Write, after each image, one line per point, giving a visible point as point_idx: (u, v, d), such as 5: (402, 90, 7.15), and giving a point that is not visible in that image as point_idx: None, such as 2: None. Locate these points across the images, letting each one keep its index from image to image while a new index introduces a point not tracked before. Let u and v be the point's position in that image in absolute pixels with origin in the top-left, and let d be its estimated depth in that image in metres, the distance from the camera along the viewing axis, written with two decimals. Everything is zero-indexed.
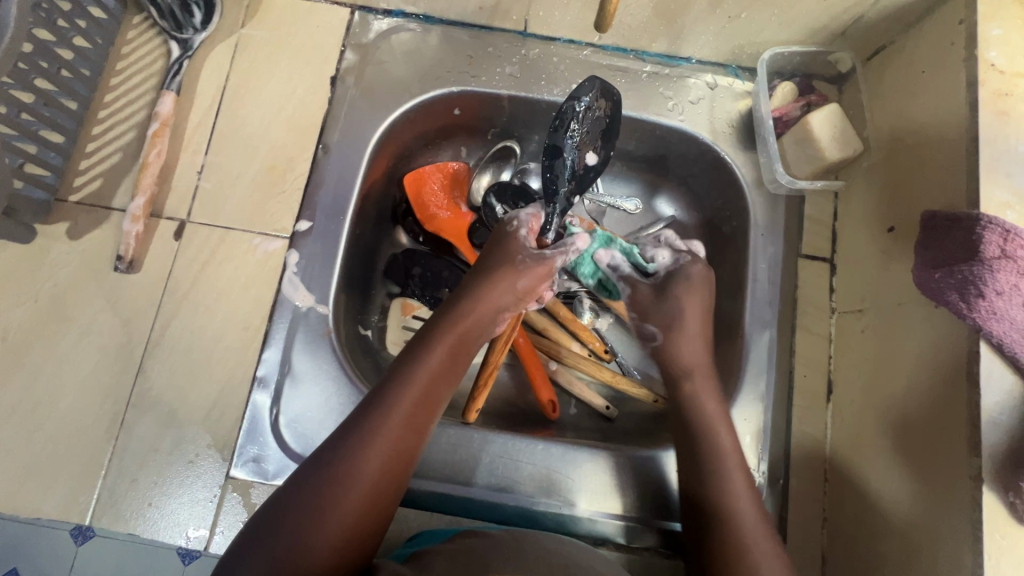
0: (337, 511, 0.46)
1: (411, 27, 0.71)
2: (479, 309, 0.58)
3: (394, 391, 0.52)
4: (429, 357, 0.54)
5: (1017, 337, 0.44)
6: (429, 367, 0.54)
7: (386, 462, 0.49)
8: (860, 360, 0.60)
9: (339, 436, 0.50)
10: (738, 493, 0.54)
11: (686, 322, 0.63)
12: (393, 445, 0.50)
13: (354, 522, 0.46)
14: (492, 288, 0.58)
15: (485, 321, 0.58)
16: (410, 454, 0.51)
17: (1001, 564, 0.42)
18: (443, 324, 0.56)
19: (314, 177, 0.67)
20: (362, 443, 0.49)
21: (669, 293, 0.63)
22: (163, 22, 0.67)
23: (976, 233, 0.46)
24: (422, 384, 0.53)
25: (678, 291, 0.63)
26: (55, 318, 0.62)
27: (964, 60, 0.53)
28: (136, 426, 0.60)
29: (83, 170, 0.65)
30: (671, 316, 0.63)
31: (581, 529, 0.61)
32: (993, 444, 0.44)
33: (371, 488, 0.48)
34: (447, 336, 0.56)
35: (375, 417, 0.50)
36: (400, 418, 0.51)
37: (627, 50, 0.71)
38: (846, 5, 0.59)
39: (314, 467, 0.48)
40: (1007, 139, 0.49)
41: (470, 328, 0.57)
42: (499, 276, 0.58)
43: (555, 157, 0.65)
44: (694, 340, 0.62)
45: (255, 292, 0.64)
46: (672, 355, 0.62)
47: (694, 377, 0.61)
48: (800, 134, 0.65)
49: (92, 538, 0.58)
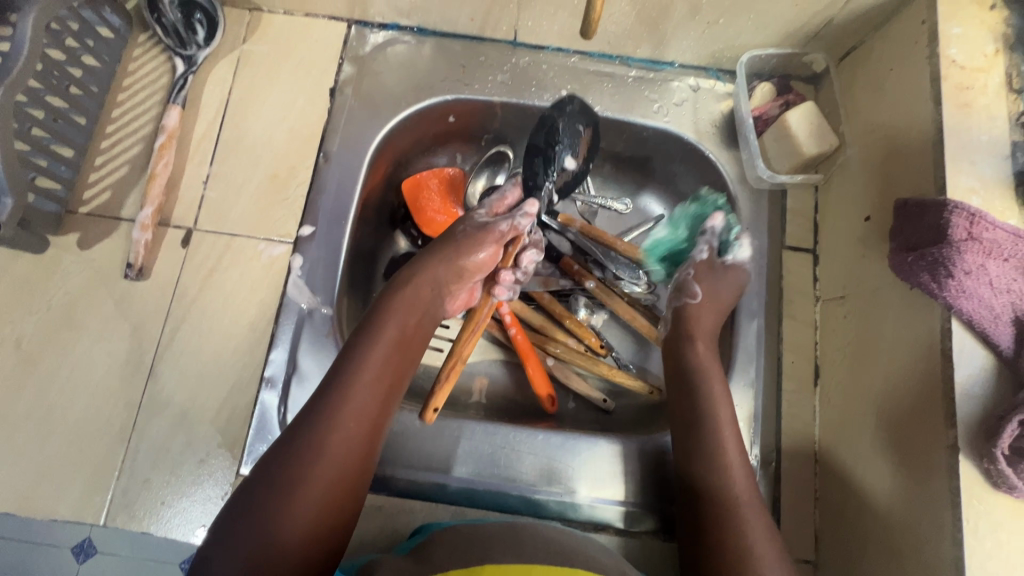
0: (303, 485, 0.48)
1: (406, 39, 0.74)
2: (422, 287, 0.62)
3: (354, 358, 0.55)
4: (378, 334, 0.58)
5: (984, 313, 0.47)
6: (378, 344, 0.57)
7: (345, 437, 0.51)
8: (844, 344, 0.62)
9: (300, 418, 0.52)
10: (733, 464, 0.56)
11: (724, 299, 0.66)
12: (351, 418, 0.52)
13: (323, 496, 0.48)
14: (436, 267, 0.62)
15: (428, 297, 0.62)
16: (370, 427, 0.53)
17: (978, 525, 0.45)
18: (387, 304, 0.60)
19: (316, 183, 0.69)
20: (319, 419, 0.51)
21: (721, 277, 0.67)
22: (168, 39, 0.70)
23: (944, 217, 0.49)
24: (373, 359, 0.56)
25: (728, 278, 0.67)
26: (67, 325, 0.64)
27: (927, 58, 0.56)
28: (148, 428, 0.62)
29: (92, 182, 0.67)
30: (722, 291, 0.66)
31: (582, 515, 0.63)
32: (967, 413, 0.47)
33: (336, 463, 0.50)
34: (394, 314, 0.60)
35: (338, 385, 0.53)
36: (352, 392, 0.53)
37: (613, 56, 0.74)
38: (817, 8, 0.62)
39: (282, 450, 0.50)
40: (969, 130, 0.53)
41: (416, 305, 0.61)
42: (439, 255, 0.63)
43: (537, 156, 0.72)
44: (712, 312, 0.66)
45: (261, 296, 0.66)
46: (695, 318, 0.65)
47: (697, 342, 0.64)
48: (779, 131, 0.68)
49: (93, 555, 0.63)
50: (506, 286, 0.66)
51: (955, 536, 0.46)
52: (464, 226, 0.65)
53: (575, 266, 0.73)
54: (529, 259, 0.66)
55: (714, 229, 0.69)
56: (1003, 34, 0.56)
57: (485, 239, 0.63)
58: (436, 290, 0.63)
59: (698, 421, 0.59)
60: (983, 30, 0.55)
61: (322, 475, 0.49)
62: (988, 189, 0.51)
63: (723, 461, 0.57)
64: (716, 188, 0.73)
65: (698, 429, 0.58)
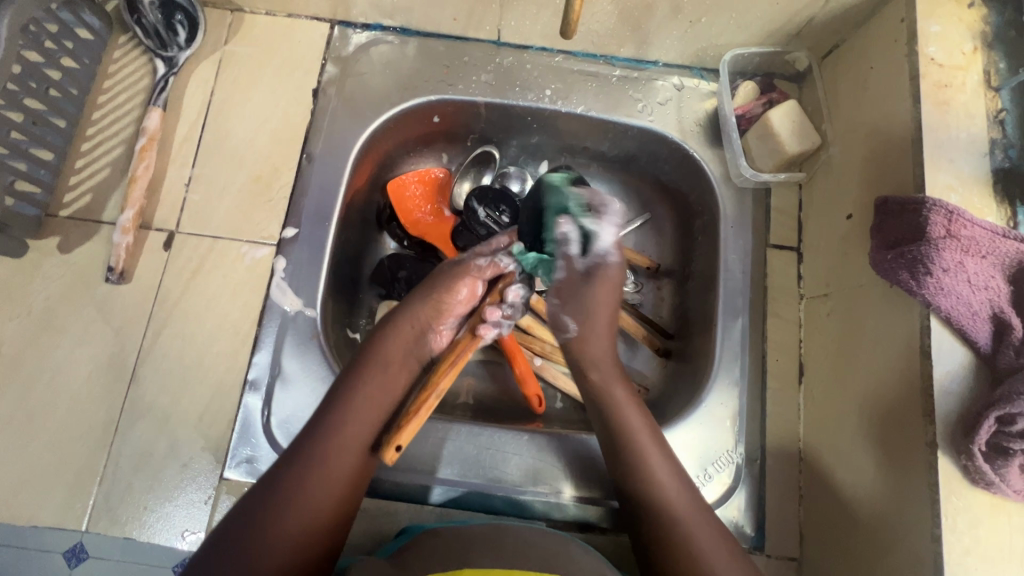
0: (276, 535, 0.48)
1: (389, 40, 0.73)
2: (405, 330, 0.60)
3: (335, 409, 0.54)
4: (359, 380, 0.56)
5: (962, 310, 0.48)
6: (359, 392, 0.55)
7: (321, 488, 0.50)
8: (827, 342, 0.63)
9: (279, 465, 0.52)
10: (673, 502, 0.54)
11: (601, 315, 0.61)
12: (327, 469, 0.51)
13: (297, 545, 0.48)
14: (417, 307, 0.60)
15: (411, 340, 0.59)
16: (348, 477, 0.52)
17: (957, 522, 0.45)
18: (370, 348, 0.59)
19: (299, 185, 0.69)
20: (296, 467, 0.51)
21: (595, 287, 0.60)
22: (149, 41, 0.70)
23: (923, 215, 0.49)
24: (353, 408, 0.54)
25: (601, 284, 0.60)
26: (48, 330, 0.63)
27: (907, 56, 0.56)
28: (131, 433, 0.61)
29: (72, 185, 0.67)
30: (593, 307, 0.61)
31: (567, 514, 0.63)
32: (946, 411, 0.47)
33: (311, 511, 0.49)
34: (376, 360, 0.58)
35: (317, 436, 0.53)
36: (330, 440, 0.53)
37: (597, 55, 0.74)
38: (798, 7, 0.63)
39: (259, 495, 0.50)
40: (948, 127, 0.53)
41: (399, 348, 0.59)
42: (420, 295, 0.61)
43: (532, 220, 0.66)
44: (602, 339, 0.62)
45: (244, 298, 0.66)
46: (586, 345, 0.62)
47: (600, 368, 0.61)
48: (762, 130, 0.69)
49: (85, 560, 0.59)
50: (492, 323, 0.60)
51: (934, 532, 0.46)
52: (447, 263, 0.63)
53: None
54: (514, 294, 0.62)
55: (565, 231, 0.59)
56: (981, 32, 0.56)
57: (463, 275, 0.61)
58: (420, 332, 0.60)
59: (622, 447, 0.57)
60: (961, 28, 0.56)
61: (297, 520, 0.49)
62: (966, 187, 0.52)
63: (658, 492, 0.54)
64: (701, 187, 0.73)
65: (623, 454, 0.56)
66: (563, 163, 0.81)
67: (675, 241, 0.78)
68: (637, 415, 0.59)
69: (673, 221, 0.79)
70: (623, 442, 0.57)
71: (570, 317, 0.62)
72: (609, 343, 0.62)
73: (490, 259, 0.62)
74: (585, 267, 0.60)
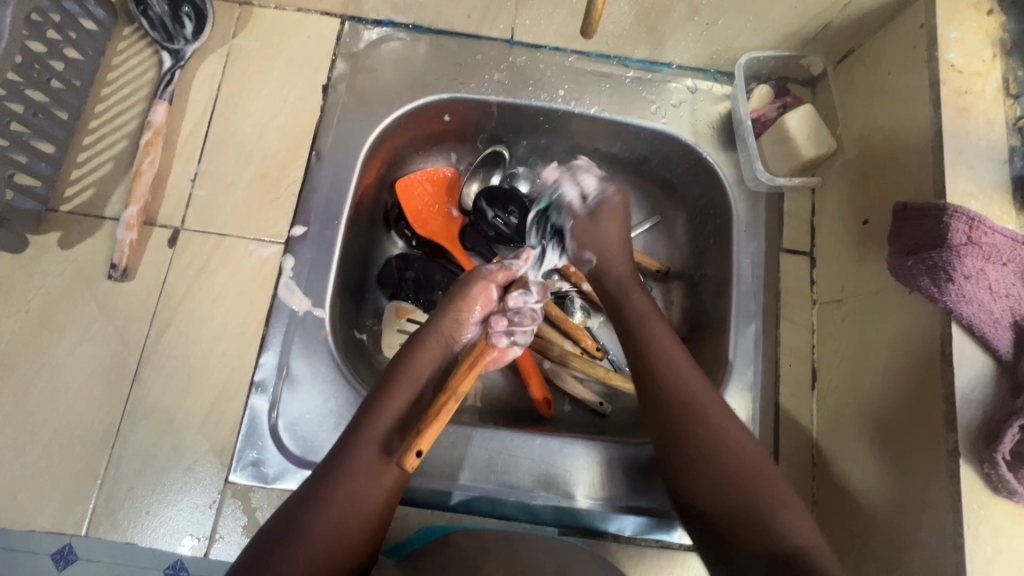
0: (308, 543, 0.48)
1: (401, 36, 0.72)
2: (431, 344, 0.59)
3: (359, 424, 0.54)
4: (386, 398, 0.56)
5: (984, 317, 0.47)
6: (386, 410, 0.55)
7: (347, 502, 0.50)
8: (841, 347, 0.62)
9: (314, 480, 0.52)
10: (742, 465, 0.53)
11: (612, 237, 0.67)
12: (354, 484, 0.51)
13: (330, 554, 0.48)
14: (438, 319, 0.60)
15: (437, 353, 0.59)
16: (377, 489, 0.51)
17: (979, 530, 0.45)
18: (399, 367, 0.58)
19: (308, 182, 0.67)
20: (329, 481, 0.51)
21: (602, 219, 0.68)
22: (154, 33, 0.68)
23: (944, 221, 0.49)
24: (381, 424, 0.54)
25: (607, 216, 0.68)
26: (47, 327, 0.61)
27: (927, 61, 0.56)
28: (132, 435, 0.59)
29: (74, 180, 0.65)
30: (603, 239, 0.67)
31: (579, 520, 0.62)
32: (967, 418, 0.47)
33: (340, 525, 0.49)
34: (403, 375, 0.57)
35: (345, 451, 0.53)
36: (361, 457, 0.52)
37: (611, 56, 0.73)
38: (816, 10, 0.62)
39: (295, 506, 0.50)
40: (968, 134, 0.53)
41: (427, 364, 0.58)
42: (444, 308, 0.61)
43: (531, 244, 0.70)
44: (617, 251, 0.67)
45: (251, 297, 0.64)
46: (608, 267, 0.66)
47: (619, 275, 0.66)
48: (777, 134, 0.68)
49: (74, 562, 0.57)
50: (502, 332, 0.58)
51: (956, 541, 0.45)
52: (462, 276, 0.63)
53: (570, 269, 0.74)
54: (518, 300, 0.60)
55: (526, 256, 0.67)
56: (1000, 39, 0.56)
57: (477, 281, 0.61)
58: (445, 347, 0.60)
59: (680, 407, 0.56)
60: (980, 34, 0.56)
61: (326, 531, 0.49)
62: (986, 194, 0.52)
63: (720, 458, 0.53)
64: (714, 190, 0.73)
65: (682, 423, 0.55)
66: (574, 164, 0.80)
67: (687, 244, 0.78)
68: (678, 352, 0.60)
69: (684, 224, 0.78)
70: (664, 384, 0.57)
71: (589, 249, 0.67)
72: (626, 252, 0.68)
73: (504, 263, 0.63)
74: (588, 205, 0.69)
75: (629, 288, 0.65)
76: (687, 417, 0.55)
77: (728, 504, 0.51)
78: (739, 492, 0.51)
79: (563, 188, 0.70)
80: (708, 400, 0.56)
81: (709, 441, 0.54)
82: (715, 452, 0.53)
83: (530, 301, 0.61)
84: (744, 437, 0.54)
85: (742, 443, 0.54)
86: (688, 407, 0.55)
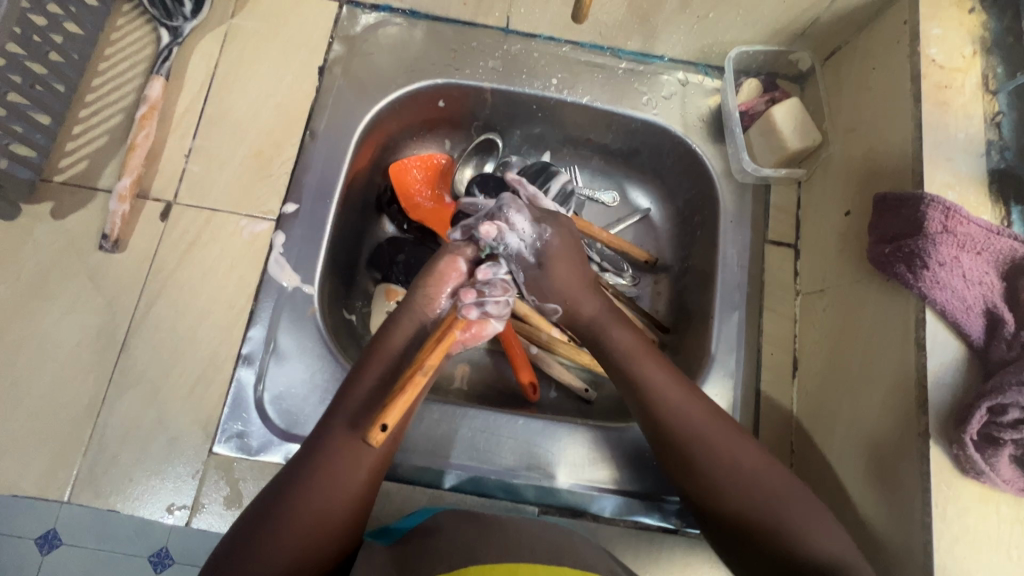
0: (296, 522, 0.49)
1: (397, 22, 0.73)
2: (404, 320, 0.59)
3: (334, 407, 0.55)
4: (359, 375, 0.56)
5: (957, 304, 0.48)
6: (359, 386, 0.56)
7: (325, 481, 0.51)
8: (822, 336, 0.63)
9: (298, 459, 0.53)
10: (732, 454, 0.55)
11: (569, 280, 0.64)
12: (330, 465, 0.51)
13: (315, 529, 0.49)
14: (410, 298, 0.60)
15: (411, 327, 0.59)
16: (357, 462, 0.52)
17: (947, 510, 0.46)
18: (372, 345, 0.59)
19: (301, 161, 0.68)
20: (310, 461, 0.52)
21: (551, 264, 0.63)
22: (153, 10, 0.69)
23: (921, 210, 0.50)
24: (356, 400, 0.55)
25: (556, 261, 0.63)
26: (36, 295, 0.62)
27: (909, 56, 0.58)
28: (118, 404, 0.60)
29: (68, 151, 0.65)
30: (563, 283, 0.64)
31: (560, 500, 0.63)
32: (937, 402, 0.48)
33: (321, 504, 0.50)
34: (376, 353, 0.58)
35: (320, 436, 0.53)
36: (339, 431, 0.53)
37: (604, 47, 0.74)
38: (804, 6, 0.64)
39: (282, 485, 0.51)
40: (947, 127, 0.54)
41: (400, 340, 0.58)
42: (416, 284, 0.61)
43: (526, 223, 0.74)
44: (586, 291, 0.64)
45: (241, 272, 0.65)
46: (575, 310, 0.64)
47: (602, 324, 0.63)
48: (765, 127, 0.69)
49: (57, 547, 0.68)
50: (473, 304, 0.59)
51: (924, 520, 0.47)
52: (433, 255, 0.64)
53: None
54: (486, 273, 0.60)
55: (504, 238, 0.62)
56: (981, 37, 0.57)
57: (444, 257, 0.61)
58: (419, 323, 0.59)
59: (656, 411, 0.58)
60: (962, 32, 0.57)
61: (309, 510, 0.50)
62: (963, 185, 0.53)
63: (709, 452, 0.55)
64: (702, 182, 0.74)
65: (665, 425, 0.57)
66: (566, 154, 0.82)
67: (675, 235, 0.79)
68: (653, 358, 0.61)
69: (672, 216, 0.79)
70: (650, 399, 0.58)
71: (551, 299, 0.65)
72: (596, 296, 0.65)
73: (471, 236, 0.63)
74: (535, 255, 0.63)
75: (606, 324, 0.63)
76: (679, 434, 0.56)
77: (734, 511, 0.54)
78: (752, 500, 0.53)
79: (505, 241, 0.62)
80: (672, 385, 0.58)
81: (694, 443, 0.56)
82: (707, 450, 0.55)
83: (500, 273, 0.62)
84: (726, 429, 0.57)
85: (726, 444, 0.55)
86: (674, 420, 0.57)
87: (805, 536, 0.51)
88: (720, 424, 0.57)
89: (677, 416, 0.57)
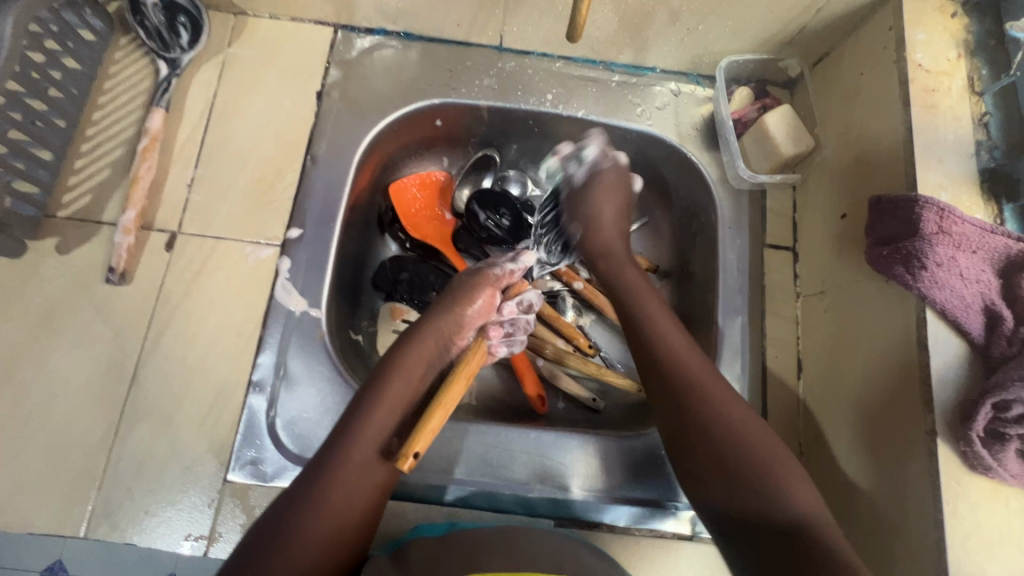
0: (305, 532, 0.47)
1: (392, 44, 0.74)
2: (433, 337, 0.62)
3: (359, 415, 0.55)
4: (387, 385, 0.57)
5: (956, 303, 0.50)
6: (386, 399, 0.56)
7: (348, 486, 0.51)
8: (824, 338, 0.64)
9: (309, 466, 0.52)
10: (722, 407, 0.53)
11: (606, 215, 0.71)
12: (354, 469, 0.52)
13: (326, 540, 0.48)
14: (438, 317, 0.63)
15: (438, 346, 0.62)
16: (383, 472, 0.53)
17: (958, 506, 0.47)
18: (394, 358, 0.60)
19: (303, 186, 0.69)
20: (323, 473, 0.51)
21: (596, 188, 0.72)
22: (151, 42, 0.70)
23: (916, 212, 0.51)
24: (381, 410, 0.55)
25: (602, 185, 0.72)
26: (44, 331, 0.62)
27: (896, 61, 0.59)
28: (131, 435, 0.60)
29: (71, 186, 0.66)
30: (595, 210, 0.71)
31: (574, 511, 0.63)
32: (943, 398, 0.49)
33: (337, 516, 0.49)
34: (403, 365, 0.59)
35: (343, 444, 0.53)
36: (362, 444, 0.53)
37: (597, 61, 0.76)
38: (792, 15, 0.65)
39: (283, 501, 0.50)
40: (937, 129, 0.56)
41: (421, 360, 0.60)
42: (443, 305, 0.64)
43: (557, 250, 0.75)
44: (612, 231, 0.71)
45: (248, 298, 0.65)
46: (595, 253, 0.70)
47: (611, 258, 0.68)
48: (758, 133, 0.71)
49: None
50: (500, 341, 0.66)
51: (936, 517, 0.47)
52: (465, 275, 0.67)
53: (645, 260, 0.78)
54: (512, 311, 0.67)
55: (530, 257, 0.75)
56: (964, 40, 0.59)
57: (482, 284, 0.65)
58: (443, 345, 0.62)
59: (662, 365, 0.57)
60: (946, 36, 0.59)
61: (324, 519, 0.49)
62: (955, 185, 0.54)
63: (702, 410, 0.53)
64: (699, 189, 0.75)
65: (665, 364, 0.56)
66: None
67: (674, 241, 0.80)
68: (677, 330, 0.60)
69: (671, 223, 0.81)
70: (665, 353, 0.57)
71: (578, 222, 0.72)
72: (623, 241, 0.70)
73: (507, 270, 0.68)
74: (586, 178, 0.73)
75: (619, 266, 0.67)
76: (685, 381, 0.55)
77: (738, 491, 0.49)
78: (716, 440, 0.51)
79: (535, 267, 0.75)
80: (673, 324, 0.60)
81: (692, 403, 0.54)
82: (701, 410, 0.53)
83: (524, 313, 0.68)
84: (721, 381, 0.55)
85: (740, 415, 0.52)
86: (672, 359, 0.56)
87: (800, 512, 0.46)
88: (711, 378, 0.55)
89: (680, 363, 0.56)
